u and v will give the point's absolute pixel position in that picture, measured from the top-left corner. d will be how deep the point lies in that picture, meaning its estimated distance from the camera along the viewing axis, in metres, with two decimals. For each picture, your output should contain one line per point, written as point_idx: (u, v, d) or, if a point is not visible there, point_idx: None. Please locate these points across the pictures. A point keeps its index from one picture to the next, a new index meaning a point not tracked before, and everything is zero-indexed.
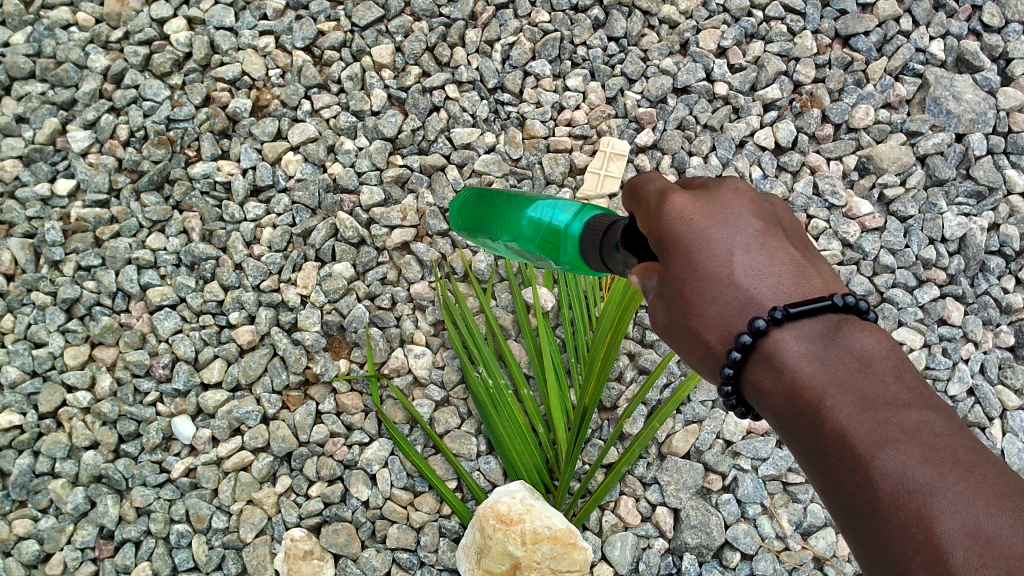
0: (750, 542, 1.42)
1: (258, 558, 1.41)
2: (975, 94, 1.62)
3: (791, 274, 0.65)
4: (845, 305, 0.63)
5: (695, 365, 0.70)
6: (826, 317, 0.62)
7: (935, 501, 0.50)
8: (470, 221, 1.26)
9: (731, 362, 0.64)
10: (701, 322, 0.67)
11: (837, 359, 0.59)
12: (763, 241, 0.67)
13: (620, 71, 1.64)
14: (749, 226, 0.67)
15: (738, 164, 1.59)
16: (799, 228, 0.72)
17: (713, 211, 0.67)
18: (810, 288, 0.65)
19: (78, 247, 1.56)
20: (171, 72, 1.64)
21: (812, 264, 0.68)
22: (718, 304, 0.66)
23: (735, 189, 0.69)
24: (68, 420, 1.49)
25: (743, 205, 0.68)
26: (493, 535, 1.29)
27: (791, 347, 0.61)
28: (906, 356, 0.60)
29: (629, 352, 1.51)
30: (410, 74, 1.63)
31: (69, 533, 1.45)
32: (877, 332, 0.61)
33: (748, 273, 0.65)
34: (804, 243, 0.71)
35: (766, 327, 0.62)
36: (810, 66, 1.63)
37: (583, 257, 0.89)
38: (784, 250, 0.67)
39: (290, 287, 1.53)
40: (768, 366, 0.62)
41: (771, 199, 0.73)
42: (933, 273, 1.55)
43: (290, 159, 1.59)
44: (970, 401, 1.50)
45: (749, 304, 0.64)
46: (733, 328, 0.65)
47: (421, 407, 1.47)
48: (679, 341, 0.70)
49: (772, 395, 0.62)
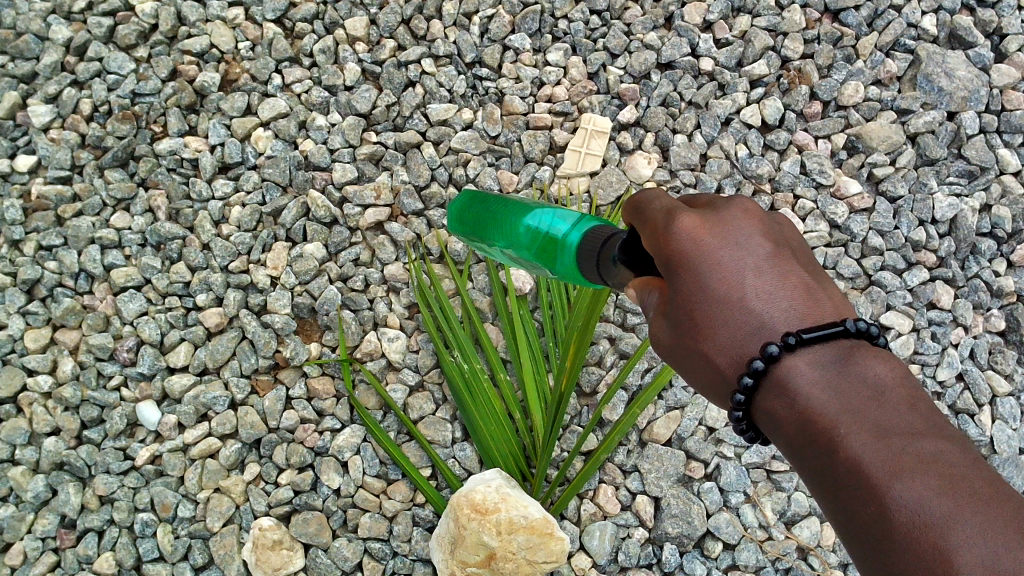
0: (732, 532, 1.37)
1: (227, 547, 1.36)
2: (968, 70, 1.57)
3: (802, 298, 0.63)
4: (856, 330, 0.61)
5: (699, 387, 0.67)
6: (837, 343, 0.60)
7: (952, 534, 0.49)
8: (470, 227, 1.16)
9: (742, 388, 0.61)
10: (711, 345, 0.64)
11: (850, 387, 0.58)
12: (774, 264, 0.63)
13: (603, 46, 1.59)
14: (759, 248, 0.64)
15: (724, 142, 1.54)
16: (806, 248, 0.69)
17: (724, 232, 0.64)
18: (821, 312, 0.62)
19: (39, 226, 1.51)
20: (136, 44, 1.58)
21: (820, 284, 0.65)
22: (728, 328, 0.63)
23: (745, 210, 0.66)
24: (29, 405, 1.44)
25: (752, 225, 0.65)
26: (467, 525, 1.25)
27: (803, 374, 0.59)
28: (918, 384, 0.58)
29: (610, 336, 1.45)
30: (385, 47, 1.57)
31: (30, 522, 1.40)
32: (888, 358, 0.60)
33: (760, 296, 0.62)
34: (811, 262, 0.68)
35: (779, 354, 0.60)
36: (798, 40, 1.57)
37: (579, 269, 0.84)
38: (795, 271, 0.64)
39: (259, 268, 1.47)
40: (780, 391, 0.60)
41: (778, 219, 0.70)
42: (923, 256, 1.50)
43: (260, 135, 1.53)
44: (959, 386, 1.45)
45: (761, 328, 0.62)
46: (744, 353, 0.62)
47: (395, 392, 1.43)
48: (685, 363, 0.66)
49: (784, 421, 0.60)
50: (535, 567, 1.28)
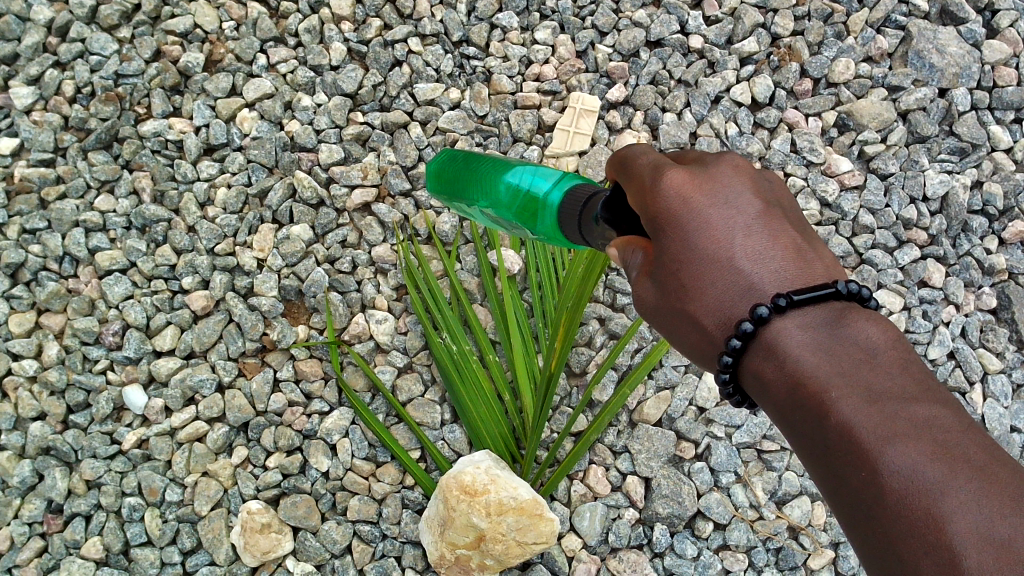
0: (723, 512, 1.36)
1: (215, 531, 1.35)
2: (960, 46, 1.55)
3: (792, 258, 0.62)
4: (848, 292, 0.60)
5: (683, 349, 0.66)
6: (827, 304, 0.59)
7: (946, 503, 0.48)
8: (449, 183, 1.13)
9: (728, 350, 0.60)
10: (698, 306, 0.62)
11: (841, 349, 0.57)
12: (763, 224, 0.62)
13: (591, 24, 1.57)
14: (749, 207, 0.63)
15: (714, 121, 1.52)
16: (798, 207, 0.68)
17: (713, 189, 0.63)
18: (811, 273, 0.61)
19: (23, 209, 1.49)
20: (119, 25, 1.57)
21: (812, 246, 0.64)
22: (716, 288, 0.62)
23: (736, 167, 0.64)
24: (14, 390, 1.43)
25: (741, 183, 0.64)
26: (456, 508, 1.24)
27: (794, 336, 0.58)
28: (910, 347, 0.57)
29: (600, 317, 1.44)
30: (371, 26, 1.56)
31: (16, 507, 1.39)
32: (878, 320, 0.58)
33: (749, 257, 0.61)
34: (804, 224, 0.66)
35: (768, 315, 0.58)
36: (788, 17, 1.56)
37: (561, 229, 0.83)
38: (786, 232, 0.63)
39: (246, 251, 1.46)
40: (768, 354, 0.59)
41: (771, 176, 0.68)
42: (913, 234, 1.49)
43: (245, 117, 1.52)
44: (950, 364, 1.44)
45: (749, 289, 0.61)
46: (732, 314, 0.61)
47: (383, 373, 1.42)
48: (669, 326, 0.65)
49: (771, 385, 0.59)
50: (524, 548, 1.27)
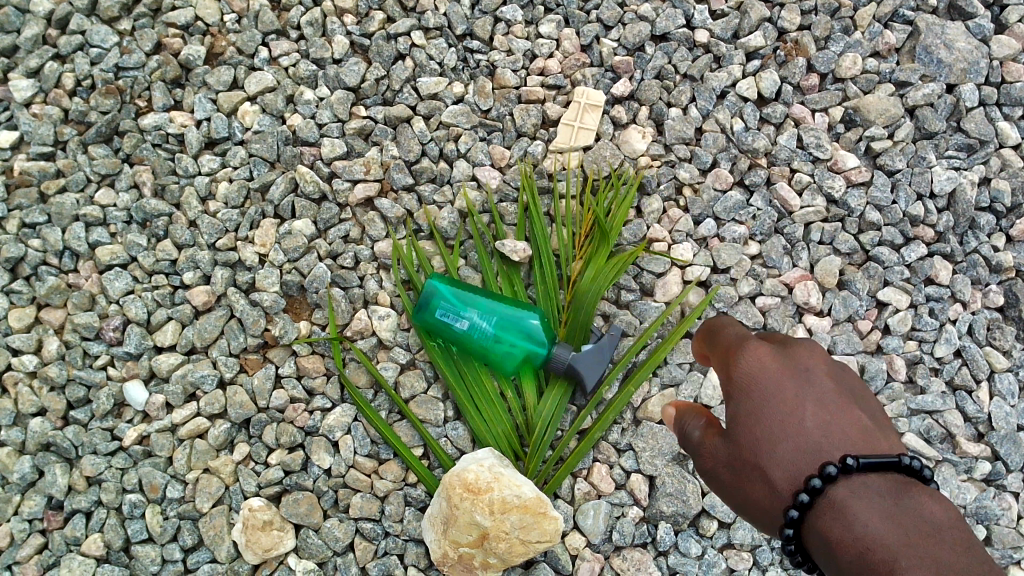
0: (728, 511, 1.34)
1: (216, 528, 1.34)
2: (968, 42, 1.54)
3: (859, 440, 0.84)
4: (908, 468, 0.81)
5: (746, 511, 0.92)
6: (889, 475, 0.81)
7: None
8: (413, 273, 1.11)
9: (798, 505, 0.82)
10: (768, 463, 0.87)
11: (906, 522, 0.76)
12: (838, 408, 0.88)
13: (596, 18, 1.56)
14: (822, 387, 0.90)
15: (720, 116, 1.51)
16: (875, 410, 0.94)
17: (794, 377, 0.91)
18: (876, 447, 0.84)
19: (22, 203, 1.48)
20: (119, 17, 1.55)
21: (878, 434, 0.87)
22: (789, 446, 0.86)
23: (814, 359, 0.94)
24: (14, 385, 1.42)
25: (814, 370, 0.92)
26: (460, 506, 1.24)
27: (857, 498, 0.79)
28: (969, 532, 0.75)
29: (603, 314, 1.42)
30: (374, 19, 1.54)
31: (16, 504, 1.38)
32: (940, 503, 0.78)
33: (816, 425, 0.86)
34: (876, 418, 0.92)
35: (836, 474, 0.81)
36: (795, 12, 1.55)
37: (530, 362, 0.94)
38: (856, 424, 0.87)
39: (247, 246, 1.44)
40: (839, 517, 0.79)
41: (848, 374, 0.96)
42: (921, 231, 1.47)
43: (246, 110, 1.51)
44: (957, 363, 1.43)
45: (816, 451, 0.84)
46: (807, 477, 0.84)
47: (385, 370, 1.40)
48: (743, 494, 0.91)
49: (837, 542, 0.79)
50: (527, 547, 1.26)
